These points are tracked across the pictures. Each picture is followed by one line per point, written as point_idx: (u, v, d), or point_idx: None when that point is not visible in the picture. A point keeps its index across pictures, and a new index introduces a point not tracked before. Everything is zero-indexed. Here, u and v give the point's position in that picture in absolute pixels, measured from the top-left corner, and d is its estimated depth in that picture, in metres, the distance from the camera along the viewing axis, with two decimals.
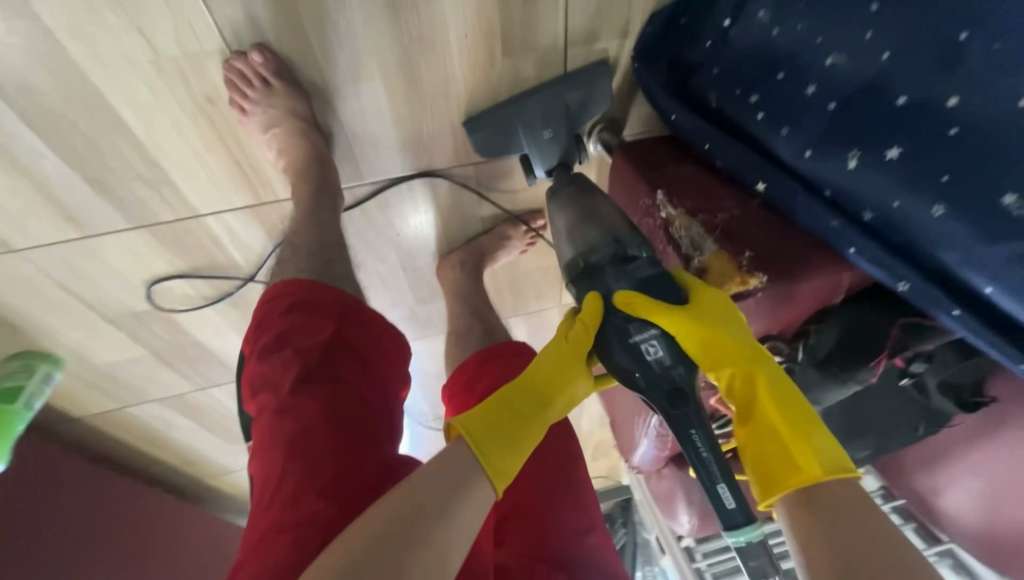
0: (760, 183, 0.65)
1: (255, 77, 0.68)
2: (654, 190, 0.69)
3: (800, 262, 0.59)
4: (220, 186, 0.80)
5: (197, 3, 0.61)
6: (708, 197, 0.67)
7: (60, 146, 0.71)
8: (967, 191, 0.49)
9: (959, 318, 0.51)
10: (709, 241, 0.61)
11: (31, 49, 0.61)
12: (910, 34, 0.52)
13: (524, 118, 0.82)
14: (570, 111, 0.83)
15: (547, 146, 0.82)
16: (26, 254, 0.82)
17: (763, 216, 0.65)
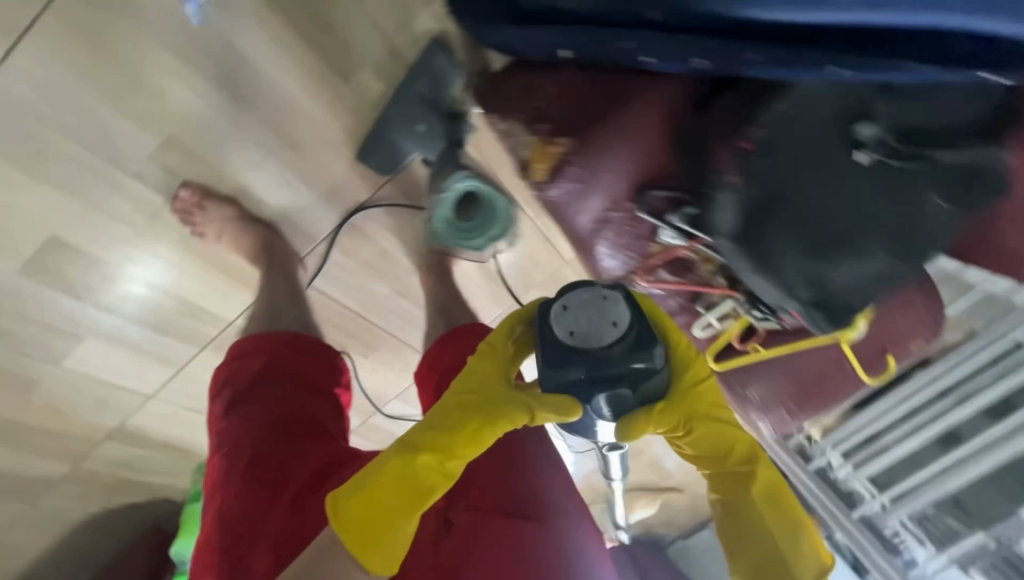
0: (565, 50, 0.60)
1: (193, 207, 0.89)
2: (496, 117, 0.70)
3: (622, 107, 0.60)
4: (230, 291, 1.05)
5: (133, 180, 0.84)
6: (528, 95, 0.65)
7: (128, 315, 1.00)
8: None
9: (798, 64, 0.49)
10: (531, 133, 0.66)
11: (77, 263, 0.90)
12: None
13: (394, 125, 0.90)
14: (428, 99, 0.88)
15: (431, 140, 0.90)
16: (158, 396, 1.16)
17: (580, 80, 0.62)
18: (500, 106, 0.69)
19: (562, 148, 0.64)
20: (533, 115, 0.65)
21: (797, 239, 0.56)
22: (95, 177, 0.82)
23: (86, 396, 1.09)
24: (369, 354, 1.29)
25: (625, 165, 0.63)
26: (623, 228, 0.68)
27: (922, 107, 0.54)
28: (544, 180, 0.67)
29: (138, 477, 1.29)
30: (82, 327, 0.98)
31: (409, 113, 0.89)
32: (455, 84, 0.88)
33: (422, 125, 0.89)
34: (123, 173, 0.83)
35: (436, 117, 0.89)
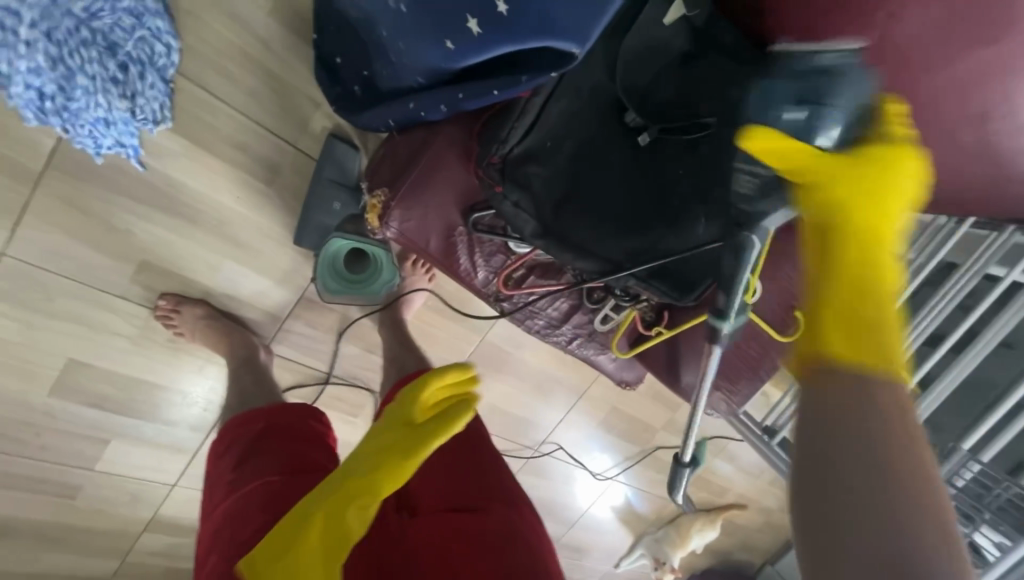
0: (389, 122, 0.75)
1: (171, 311, 1.07)
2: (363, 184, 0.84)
3: (429, 154, 0.73)
4: (218, 377, 1.20)
5: (121, 299, 1.05)
6: (377, 163, 0.80)
7: (140, 414, 1.17)
8: (424, 20, 0.58)
9: (519, 81, 0.62)
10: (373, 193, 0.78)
11: (91, 376, 1.09)
12: None
13: (313, 206, 1.05)
14: (336, 181, 1.04)
15: (345, 211, 1.05)
16: (180, 483, 1.31)
17: (404, 141, 0.77)
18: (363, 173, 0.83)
19: (381, 198, 0.76)
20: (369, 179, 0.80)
21: (592, 217, 0.73)
22: (93, 302, 1.03)
23: (119, 495, 1.25)
24: (357, 414, 1.39)
25: (444, 196, 0.75)
26: (476, 246, 0.80)
27: (669, 85, 0.70)
28: (379, 226, 0.78)
29: (178, 563, 1.43)
30: (105, 433, 1.16)
31: (324, 196, 1.05)
32: (357, 164, 1.05)
33: (338, 203, 1.05)
34: (112, 296, 1.04)
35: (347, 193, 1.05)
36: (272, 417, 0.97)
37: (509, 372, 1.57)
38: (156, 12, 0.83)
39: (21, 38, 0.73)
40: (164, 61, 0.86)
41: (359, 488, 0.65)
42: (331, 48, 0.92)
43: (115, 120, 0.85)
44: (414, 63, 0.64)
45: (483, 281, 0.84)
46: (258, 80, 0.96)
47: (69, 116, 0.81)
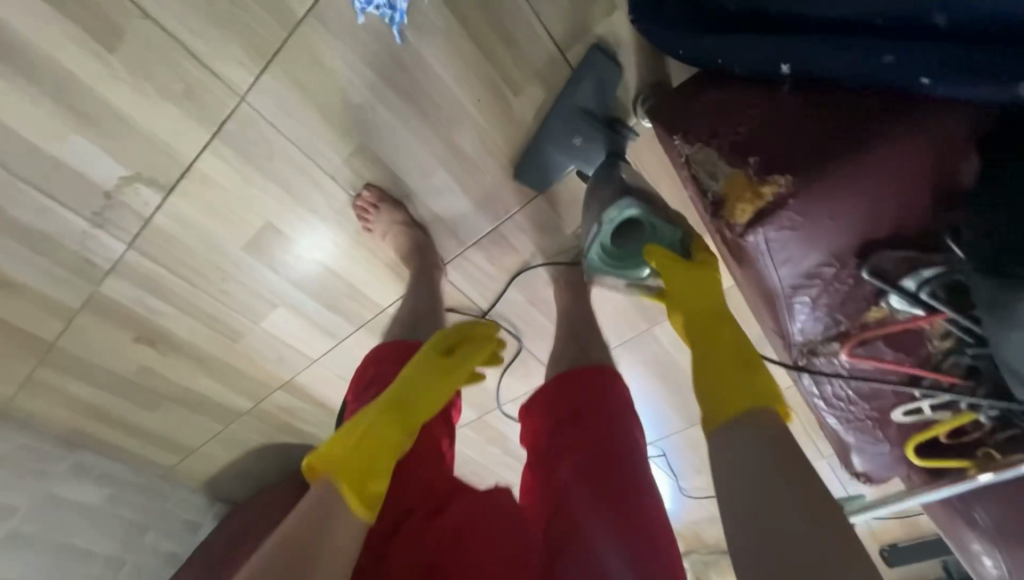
0: (783, 67, 0.58)
1: (369, 206, 1.00)
2: (672, 140, 0.66)
3: (870, 144, 0.54)
4: (385, 282, 1.17)
5: (329, 178, 0.98)
6: (729, 115, 0.62)
7: (309, 292, 1.18)
8: None
9: None
10: (722, 165, 0.61)
11: (279, 243, 1.08)
12: None
13: (551, 137, 0.92)
14: (585, 111, 0.89)
15: (586, 147, 0.92)
16: (320, 362, 1.35)
17: (802, 107, 0.58)
18: (686, 124, 0.65)
19: (778, 188, 0.57)
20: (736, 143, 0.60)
21: None
22: (303, 174, 0.97)
23: (270, 352, 1.32)
24: (493, 357, 1.33)
25: (855, 209, 0.56)
26: (834, 288, 0.61)
27: None
28: (744, 228, 0.60)
29: (297, 422, 1.56)
30: (276, 299, 1.18)
31: (566, 126, 0.91)
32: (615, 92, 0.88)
33: (580, 139, 0.91)
34: (321, 171, 0.97)
35: (594, 127, 0.90)
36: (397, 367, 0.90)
37: (653, 370, 1.41)
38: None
39: None
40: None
41: (409, 400, 0.74)
42: None
43: None
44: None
45: (802, 327, 0.66)
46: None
47: None
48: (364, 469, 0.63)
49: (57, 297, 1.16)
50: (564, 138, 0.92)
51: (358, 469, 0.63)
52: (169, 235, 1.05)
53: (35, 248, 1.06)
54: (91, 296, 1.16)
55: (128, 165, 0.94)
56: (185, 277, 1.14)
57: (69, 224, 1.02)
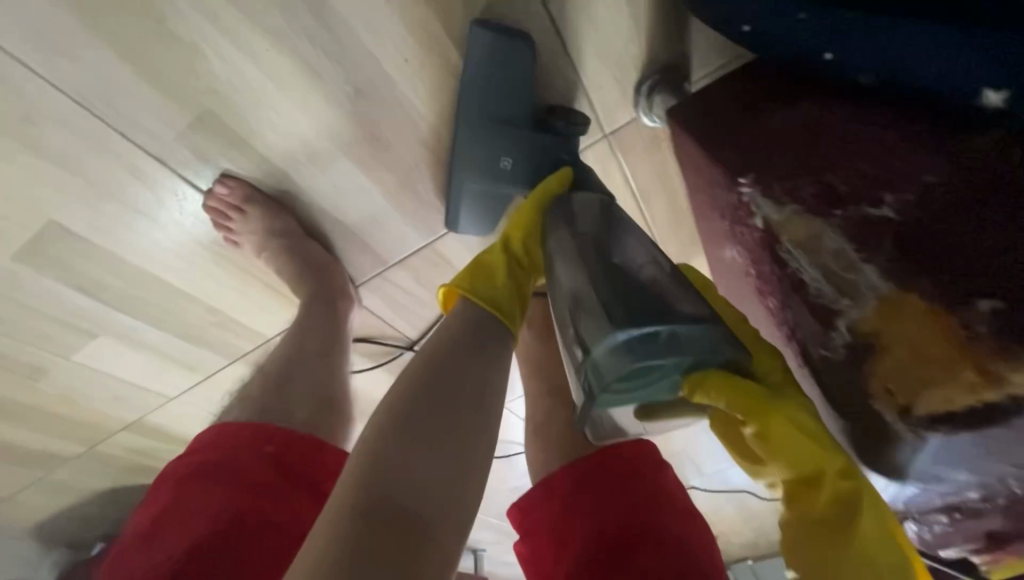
0: (989, 91, 0.38)
1: (230, 209, 0.65)
2: (737, 181, 0.48)
3: None
4: (269, 307, 0.83)
5: (155, 161, 0.61)
6: (871, 176, 0.41)
7: (147, 318, 0.80)
8: None
9: None
10: (865, 278, 0.39)
11: (82, 254, 0.69)
12: None
13: (471, 169, 0.63)
14: (502, 121, 0.60)
15: (523, 172, 0.62)
16: (181, 399, 0.99)
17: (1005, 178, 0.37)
18: (777, 170, 0.46)
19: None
20: (894, 240, 0.39)
21: None
22: (106, 152, 0.59)
23: (99, 392, 0.93)
24: None
25: None
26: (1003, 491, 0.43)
27: None
28: (920, 416, 0.36)
29: (159, 464, 1.19)
30: (94, 328, 0.80)
31: (489, 144, 0.61)
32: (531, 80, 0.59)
33: (510, 161, 0.61)
34: (135, 147, 0.59)
35: (526, 138, 0.61)
36: (221, 495, 0.57)
37: None
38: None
39: None
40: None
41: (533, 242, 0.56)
42: None
43: None
44: None
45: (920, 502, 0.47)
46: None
47: None
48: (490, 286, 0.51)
49: None
50: (489, 163, 0.62)
51: (483, 284, 0.51)
52: None
53: None
54: None
55: None
56: None
57: None
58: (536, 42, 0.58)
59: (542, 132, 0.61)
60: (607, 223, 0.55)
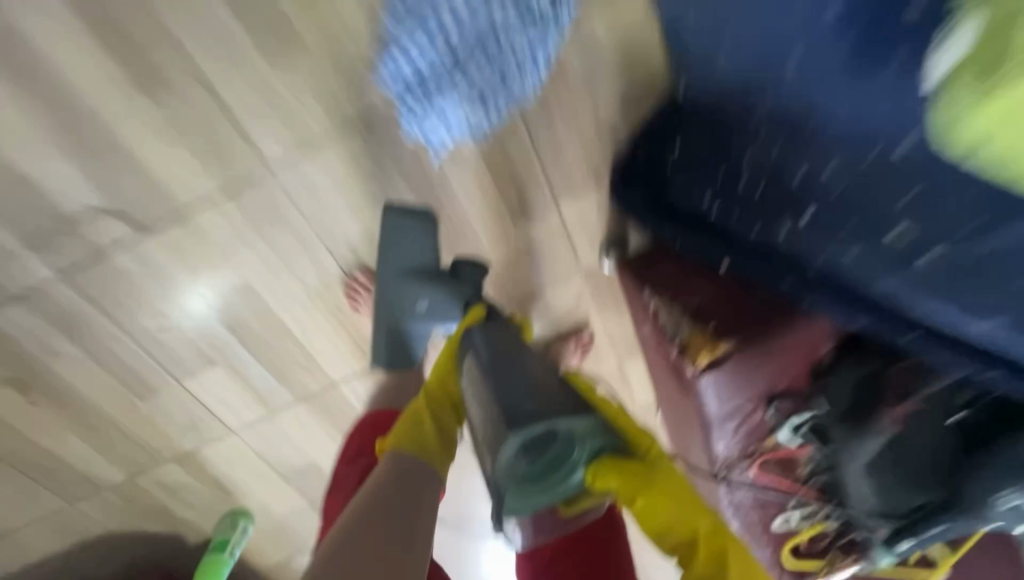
0: (724, 261, 0.88)
1: (361, 286, 1.09)
2: (642, 288, 0.96)
3: (767, 325, 0.87)
4: (345, 357, 1.18)
5: (326, 253, 1.04)
6: (686, 285, 0.92)
7: (258, 355, 1.13)
8: (869, 231, 0.74)
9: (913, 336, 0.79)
10: (684, 324, 0.90)
11: (248, 302, 1.06)
12: (754, 144, 0.79)
13: (404, 303, 1.02)
14: (420, 273, 1.01)
15: (431, 309, 1.02)
16: (238, 433, 1.23)
17: (729, 289, 0.90)
18: (655, 283, 0.95)
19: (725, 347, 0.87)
20: (693, 310, 0.90)
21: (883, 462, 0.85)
22: (301, 245, 1.02)
23: (180, 417, 1.18)
24: None
25: (763, 366, 0.87)
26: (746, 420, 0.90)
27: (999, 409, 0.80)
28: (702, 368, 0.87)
29: (174, 506, 1.32)
30: (219, 360, 1.12)
31: (409, 295, 1.02)
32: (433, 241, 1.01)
33: (426, 303, 1.02)
34: (323, 248, 1.03)
35: (429, 289, 1.01)
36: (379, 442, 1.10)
37: None
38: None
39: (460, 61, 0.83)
40: (529, 44, 0.85)
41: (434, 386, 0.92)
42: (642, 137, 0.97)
43: (475, 124, 0.92)
44: (814, 241, 0.80)
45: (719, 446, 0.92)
46: (571, 134, 0.97)
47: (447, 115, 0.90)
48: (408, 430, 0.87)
49: None
50: (410, 305, 1.03)
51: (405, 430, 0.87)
52: (126, 274, 0.99)
53: None
54: None
55: (113, 201, 0.91)
56: (116, 319, 1.03)
57: None
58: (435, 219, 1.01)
59: (451, 279, 1.02)
60: (495, 352, 0.86)
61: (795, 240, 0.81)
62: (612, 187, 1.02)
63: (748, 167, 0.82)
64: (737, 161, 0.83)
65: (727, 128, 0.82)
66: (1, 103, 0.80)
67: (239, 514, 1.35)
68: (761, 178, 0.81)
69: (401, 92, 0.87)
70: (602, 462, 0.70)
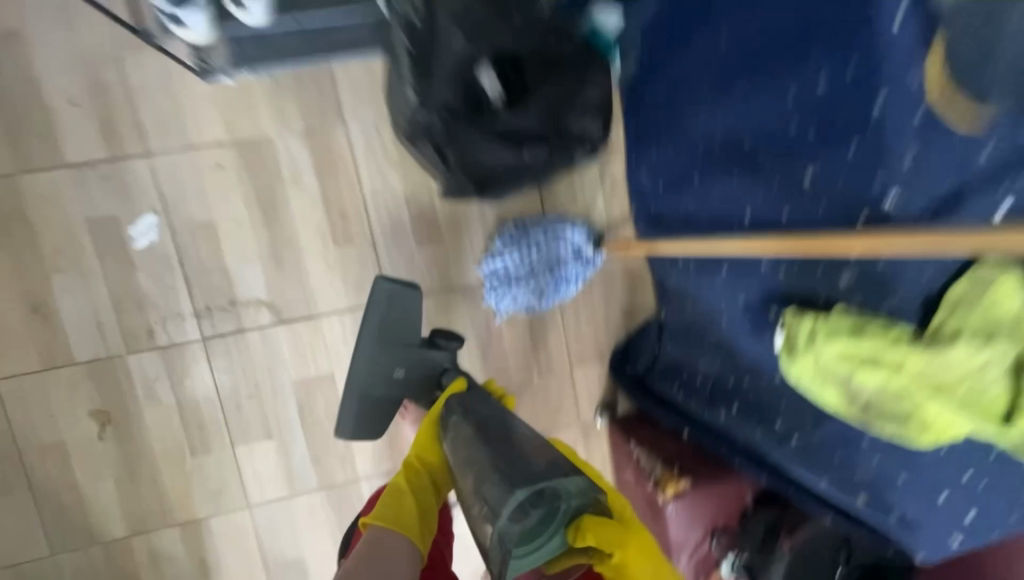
0: (684, 429, 1.27)
1: None
2: (628, 439, 1.33)
3: (715, 473, 1.22)
4: (376, 456, 1.40)
5: None
6: (659, 441, 1.30)
7: (309, 436, 1.35)
8: (761, 423, 1.08)
9: (806, 499, 1.10)
10: (656, 466, 1.24)
11: (323, 390, 1.35)
12: (692, 356, 1.22)
13: (380, 373, 1.19)
14: (398, 344, 1.19)
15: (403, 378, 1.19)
16: (251, 510, 1.34)
17: (690, 447, 1.27)
18: (637, 437, 1.33)
19: (683, 485, 1.20)
20: (664, 459, 1.25)
21: None
22: None
23: (212, 481, 1.31)
24: None
25: (711, 500, 1.21)
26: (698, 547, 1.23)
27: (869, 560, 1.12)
28: (669, 498, 1.19)
29: None
30: (275, 432, 1.33)
31: (389, 361, 1.19)
32: (411, 315, 1.20)
33: (401, 371, 1.19)
34: None
35: (405, 357, 1.19)
36: None
37: None
38: (578, 230, 1.36)
39: (534, 272, 1.35)
40: (574, 269, 1.37)
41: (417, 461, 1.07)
42: (633, 336, 1.46)
43: (533, 307, 1.39)
44: (735, 426, 1.15)
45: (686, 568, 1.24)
46: (588, 319, 1.47)
47: (517, 298, 1.36)
48: (389, 505, 1.00)
49: (75, 345, 1.21)
50: (387, 370, 1.19)
51: (384, 506, 1.00)
52: (247, 347, 1.30)
53: (117, 304, 1.22)
54: (109, 358, 1.23)
55: (271, 296, 1.29)
56: (215, 380, 1.29)
57: (174, 303, 1.25)
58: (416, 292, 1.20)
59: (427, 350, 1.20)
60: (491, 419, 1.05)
61: (724, 422, 1.17)
62: (610, 366, 1.48)
63: (691, 370, 1.24)
64: (685, 363, 1.25)
65: (681, 343, 1.25)
66: (245, 227, 1.26)
67: None
68: (699, 379, 1.22)
69: (490, 277, 1.36)
70: (587, 517, 0.88)
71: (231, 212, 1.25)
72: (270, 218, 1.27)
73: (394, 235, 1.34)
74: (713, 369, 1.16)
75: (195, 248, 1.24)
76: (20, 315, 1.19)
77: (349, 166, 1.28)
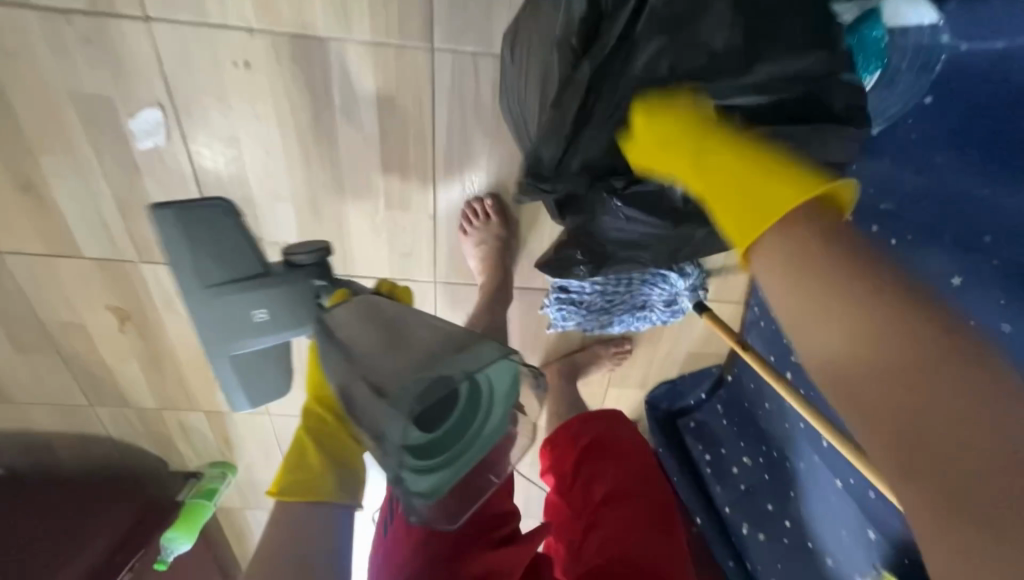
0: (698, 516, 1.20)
1: None
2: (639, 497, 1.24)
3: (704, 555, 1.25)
4: None
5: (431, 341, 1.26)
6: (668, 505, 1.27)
7: None
8: (785, 563, 1.05)
9: None
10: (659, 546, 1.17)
11: None
12: (759, 462, 1.13)
13: (234, 333, 0.67)
14: (246, 286, 0.66)
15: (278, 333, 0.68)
16: (272, 416, 1.40)
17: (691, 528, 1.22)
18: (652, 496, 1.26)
19: None
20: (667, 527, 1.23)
21: None
22: None
23: None
24: None
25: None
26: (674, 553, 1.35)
27: None
28: None
29: (177, 441, 1.44)
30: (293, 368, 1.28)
31: (240, 305, 0.66)
32: (245, 235, 0.66)
33: (268, 312, 0.66)
34: None
35: (263, 293, 0.66)
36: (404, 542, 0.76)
37: None
38: (685, 276, 1.05)
39: (610, 305, 1.10)
40: (658, 315, 1.14)
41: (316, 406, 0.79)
42: (694, 387, 1.31)
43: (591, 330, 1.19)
44: (755, 543, 1.10)
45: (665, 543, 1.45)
46: (647, 350, 1.29)
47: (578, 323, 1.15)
48: (293, 481, 0.74)
49: (80, 238, 1.05)
50: (234, 314, 0.66)
51: (287, 477, 0.75)
52: None
53: (123, 208, 1.01)
54: (122, 260, 1.09)
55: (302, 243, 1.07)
56: None
57: None
58: (240, 211, 0.67)
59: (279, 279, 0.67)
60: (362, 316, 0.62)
61: (742, 536, 1.13)
62: (649, 399, 1.34)
63: (741, 470, 1.15)
64: (744, 461, 1.15)
65: (755, 445, 1.15)
66: (275, 152, 0.96)
67: (228, 466, 1.49)
68: (744, 486, 1.14)
69: (555, 293, 1.10)
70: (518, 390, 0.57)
71: (258, 129, 0.94)
72: (311, 150, 0.96)
73: (460, 207, 1.05)
74: (767, 490, 1.10)
75: (213, 164, 0.97)
76: (11, 192, 0.99)
77: (421, 105, 0.92)
